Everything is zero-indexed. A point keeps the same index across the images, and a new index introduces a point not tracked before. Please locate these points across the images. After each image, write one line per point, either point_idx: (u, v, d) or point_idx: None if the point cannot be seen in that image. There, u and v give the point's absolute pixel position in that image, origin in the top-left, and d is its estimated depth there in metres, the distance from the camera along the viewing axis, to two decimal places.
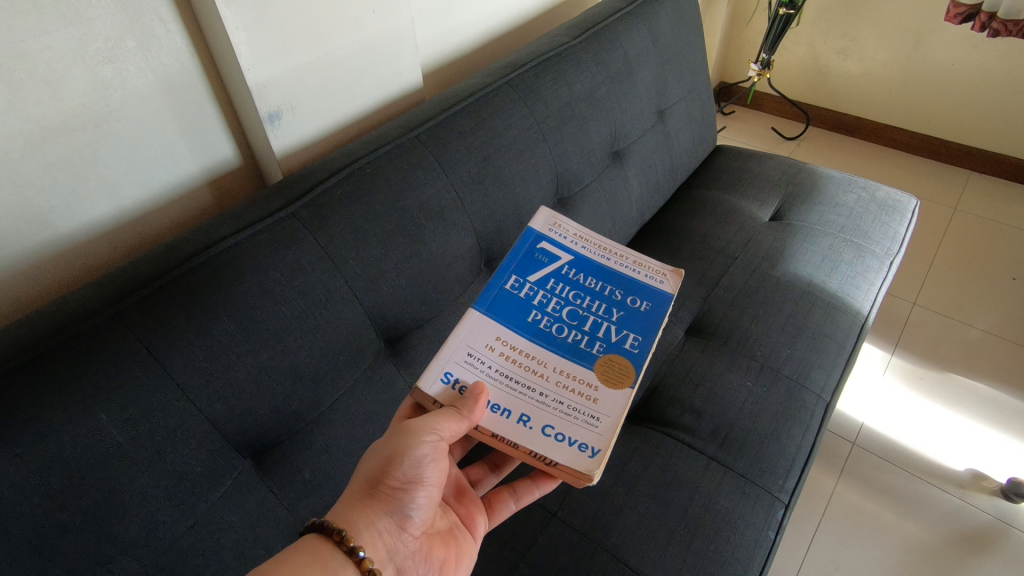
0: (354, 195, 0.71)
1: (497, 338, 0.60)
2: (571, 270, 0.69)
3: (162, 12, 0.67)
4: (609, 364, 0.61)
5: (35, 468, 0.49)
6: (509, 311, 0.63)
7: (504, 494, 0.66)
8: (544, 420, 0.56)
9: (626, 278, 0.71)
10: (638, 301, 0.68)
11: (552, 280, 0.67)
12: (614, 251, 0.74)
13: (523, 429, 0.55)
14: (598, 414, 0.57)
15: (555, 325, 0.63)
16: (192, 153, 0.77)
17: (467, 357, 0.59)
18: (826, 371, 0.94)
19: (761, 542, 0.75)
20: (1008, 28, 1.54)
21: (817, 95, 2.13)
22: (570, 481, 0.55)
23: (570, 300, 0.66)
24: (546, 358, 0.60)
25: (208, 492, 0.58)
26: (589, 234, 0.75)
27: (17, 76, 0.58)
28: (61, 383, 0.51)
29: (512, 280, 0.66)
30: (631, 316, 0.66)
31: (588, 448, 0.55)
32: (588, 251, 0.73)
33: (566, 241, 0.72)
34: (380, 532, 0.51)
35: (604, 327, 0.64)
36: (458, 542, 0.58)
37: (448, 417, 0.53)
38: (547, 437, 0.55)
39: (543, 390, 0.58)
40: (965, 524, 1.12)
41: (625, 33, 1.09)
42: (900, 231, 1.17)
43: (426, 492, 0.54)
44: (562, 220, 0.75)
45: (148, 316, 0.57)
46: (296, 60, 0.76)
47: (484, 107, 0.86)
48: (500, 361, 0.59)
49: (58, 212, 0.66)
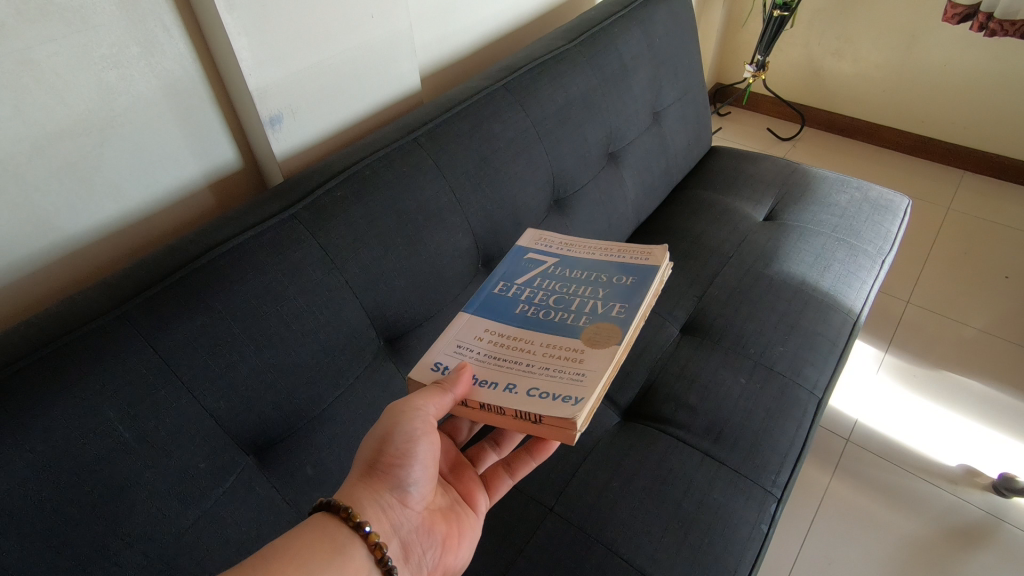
0: (354, 196, 0.72)
1: (485, 330, 0.64)
2: (557, 268, 0.73)
3: (165, 19, 0.68)
4: (596, 331, 0.62)
5: (45, 464, 0.50)
6: (496, 308, 0.67)
7: (500, 470, 0.68)
8: (528, 384, 0.57)
9: (613, 266, 0.72)
10: (623, 278, 0.69)
11: (538, 278, 0.71)
12: (599, 247, 0.77)
13: (508, 395, 0.56)
14: (582, 371, 0.57)
15: (541, 311, 0.66)
16: (194, 156, 0.78)
17: (456, 347, 0.63)
18: (819, 368, 0.95)
19: (753, 536, 0.76)
20: (1005, 28, 1.56)
21: (811, 96, 2.15)
22: (560, 436, 0.54)
23: (557, 289, 0.69)
24: (532, 337, 0.62)
25: (212, 488, 0.60)
26: (576, 240, 0.79)
27: (25, 82, 0.59)
28: (68, 380, 0.53)
29: (500, 284, 0.71)
30: (616, 292, 0.67)
31: (571, 399, 0.55)
32: (574, 252, 0.76)
33: (552, 249, 0.77)
34: (382, 508, 0.53)
35: (589, 304, 0.66)
36: (458, 518, 0.61)
37: (432, 392, 0.55)
38: (531, 397, 0.55)
39: (529, 361, 0.60)
40: (959, 521, 1.13)
41: (620, 35, 1.10)
42: (892, 230, 1.18)
43: (425, 469, 0.56)
44: (547, 236, 0.80)
45: (152, 311, 0.58)
46: (296, 65, 0.78)
47: (481, 110, 0.88)
48: (489, 347, 0.62)
49: (63, 215, 0.67)
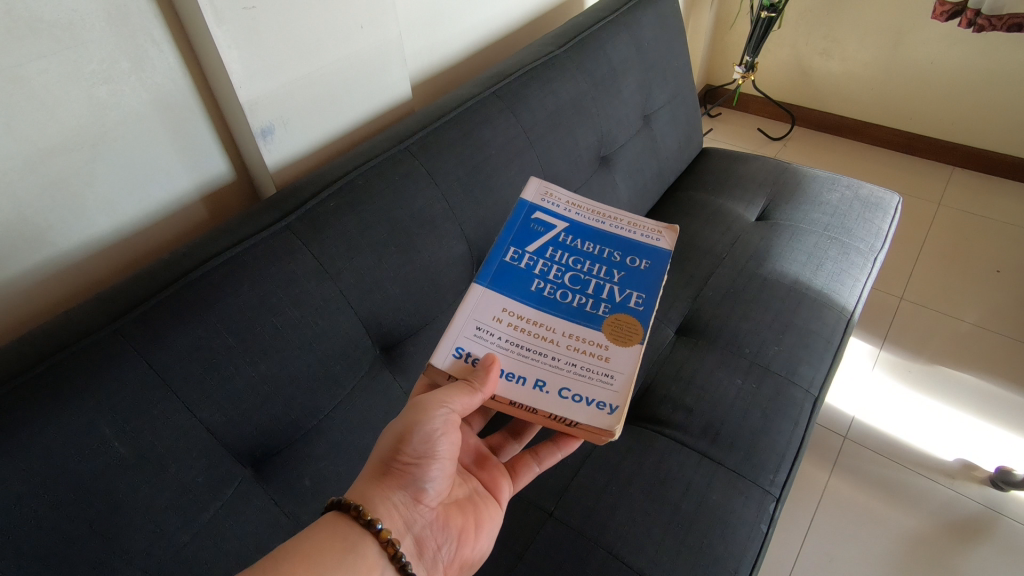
0: (347, 206, 0.72)
1: (504, 310, 0.63)
2: (567, 237, 0.72)
3: (155, 33, 0.68)
4: (617, 323, 0.64)
5: (39, 483, 0.50)
6: (512, 282, 0.66)
7: (527, 458, 0.68)
8: (559, 383, 0.59)
9: (622, 242, 0.74)
10: (637, 261, 0.71)
11: (550, 248, 0.70)
12: (609, 216, 0.77)
13: (540, 393, 0.58)
14: (611, 371, 0.60)
15: (558, 291, 0.66)
16: (187, 170, 0.78)
17: (476, 330, 0.61)
18: (814, 366, 0.96)
19: (752, 536, 0.76)
20: (993, 23, 1.57)
21: (802, 96, 2.16)
22: (590, 439, 0.58)
23: (571, 266, 0.69)
24: (553, 324, 0.63)
25: (210, 502, 0.60)
26: (581, 201, 0.79)
27: (15, 100, 0.59)
28: (63, 399, 0.52)
29: (511, 252, 0.69)
30: (631, 276, 0.69)
31: (606, 406, 0.58)
32: (582, 217, 0.76)
33: (559, 209, 0.76)
34: (395, 505, 0.53)
35: (607, 289, 0.67)
36: (477, 508, 0.61)
37: (460, 389, 0.55)
38: (564, 399, 0.58)
39: (554, 353, 0.61)
40: (957, 515, 1.14)
41: (609, 41, 1.11)
42: (884, 227, 1.19)
43: (440, 465, 0.56)
44: (553, 190, 0.78)
45: (150, 330, 0.58)
46: (288, 78, 0.78)
47: (472, 117, 0.88)
48: (510, 331, 0.61)
49: (57, 232, 0.67)
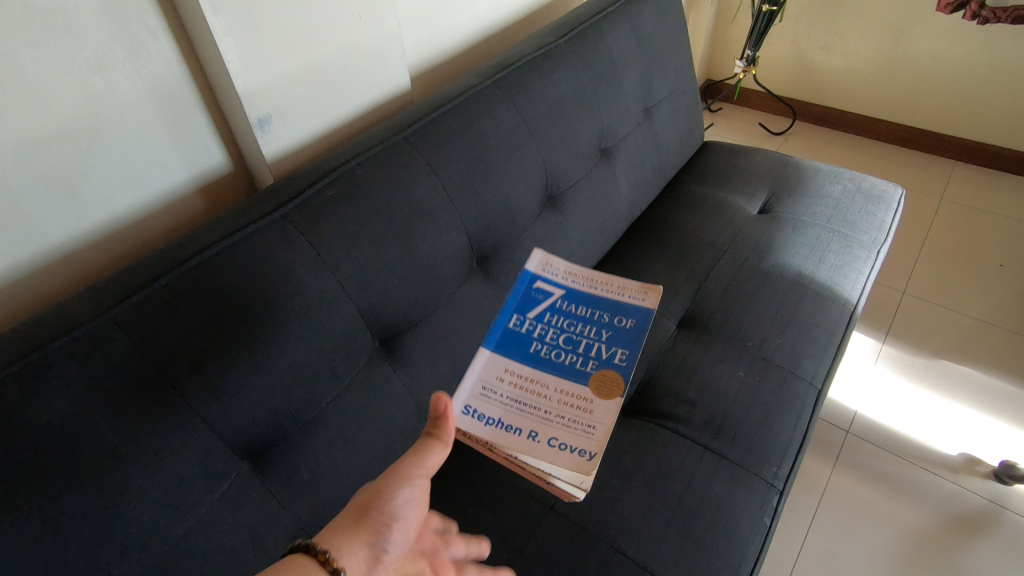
0: (344, 196, 0.71)
1: (504, 370, 0.65)
2: (563, 303, 0.73)
3: (150, 21, 0.67)
4: (602, 378, 0.65)
5: (31, 475, 0.49)
6: (508, 346, 0.67)
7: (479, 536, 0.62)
8: (548, 433, 0.60)
9: (612, 303, 0.74)
10: (624, 321, 0.71)
11: (546, 314, 0.71)
12: (602, 280, 0.77)
13: (529, 442, 0.59)
14: (594, 423, 0.61)
15: (551, 351, 0.66)
16: (183, 161, 0.78)
17: (477, 390, 0.63)
18: (817, 359, 0.95)
19: (755, 530, 0.76)
20: (997, 15, 1.60)
21: (803, 91, 2.15)
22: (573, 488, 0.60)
23: (564, 327, 0.69)
24: (545, 381, 0.64)
25: (205, 496, 0.59)
26: (579, 270, 0.79)
27: (8, 88, 0.58)
28: (55, 390, 0.52)
29: (512, 319, 0.70)
30: (619, 335, 0.70)
31: (586, 453, 0.59)
32: (578, 284, 0.76)
33: (557, 278, 0.76)
34: (356, 562, 0.45)
35: (595, 347, 0.68)
36: None
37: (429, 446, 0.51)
38: (550, 448, 0.59)
39: (544, 408, 0.62)
40: (961, 509, 1.13)
41: (610, 32, 1.10)
42: (887, 221, 1.18)
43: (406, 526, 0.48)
44: (553, 260, 0.79)
45: (145, 320, 0.57)
46: (285, 67, 0.77)
47: (472, 107, 0.87)
48: (507, 391, 0.63)
49: (50, 223, 0.66)
